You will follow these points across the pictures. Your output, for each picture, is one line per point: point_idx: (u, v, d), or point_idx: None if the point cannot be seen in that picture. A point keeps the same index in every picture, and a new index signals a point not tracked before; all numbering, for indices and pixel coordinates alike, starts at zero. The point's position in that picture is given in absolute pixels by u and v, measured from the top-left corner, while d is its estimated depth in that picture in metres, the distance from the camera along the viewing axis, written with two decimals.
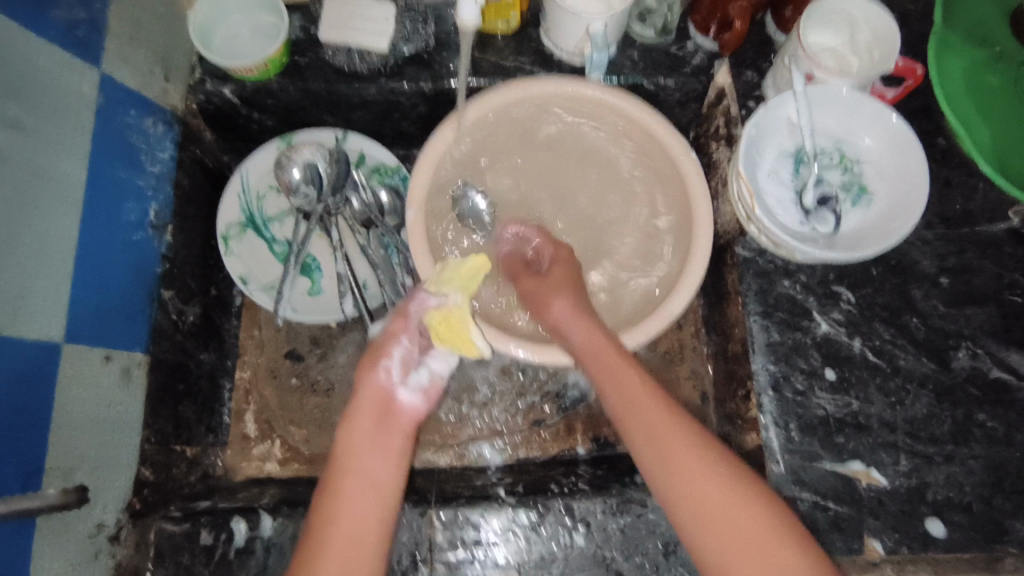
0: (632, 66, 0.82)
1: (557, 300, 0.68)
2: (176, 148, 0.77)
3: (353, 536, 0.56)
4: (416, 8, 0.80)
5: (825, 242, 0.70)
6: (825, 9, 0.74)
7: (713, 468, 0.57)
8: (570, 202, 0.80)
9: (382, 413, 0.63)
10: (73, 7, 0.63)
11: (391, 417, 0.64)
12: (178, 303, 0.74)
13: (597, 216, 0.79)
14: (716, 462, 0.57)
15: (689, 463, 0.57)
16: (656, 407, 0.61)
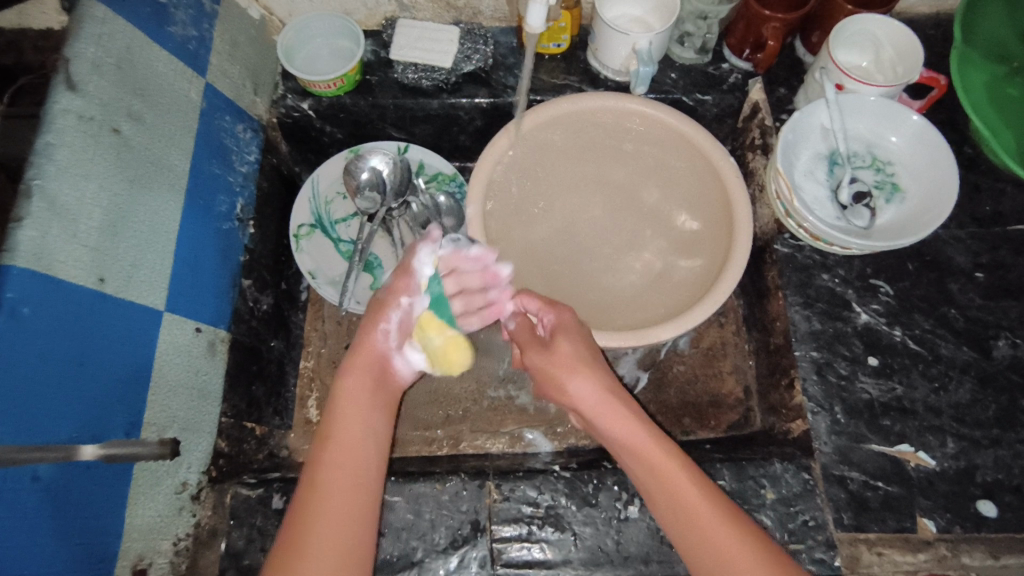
0: (673, 83, 0.90)
1: (572, 383, 0.65)
2: (260, 153, 0.85)
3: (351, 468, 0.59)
4: (477, 32, 0.89)
5: (861, 234, 0.74)
6: (851, 30, 0.79)
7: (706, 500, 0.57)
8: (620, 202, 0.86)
9: (381, 370, 0.69)
10: (187, 25, 0.73)
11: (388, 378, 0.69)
12: (254, 291, 0.81)
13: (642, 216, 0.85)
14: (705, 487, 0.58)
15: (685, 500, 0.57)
16: (670, 464, 0.59)
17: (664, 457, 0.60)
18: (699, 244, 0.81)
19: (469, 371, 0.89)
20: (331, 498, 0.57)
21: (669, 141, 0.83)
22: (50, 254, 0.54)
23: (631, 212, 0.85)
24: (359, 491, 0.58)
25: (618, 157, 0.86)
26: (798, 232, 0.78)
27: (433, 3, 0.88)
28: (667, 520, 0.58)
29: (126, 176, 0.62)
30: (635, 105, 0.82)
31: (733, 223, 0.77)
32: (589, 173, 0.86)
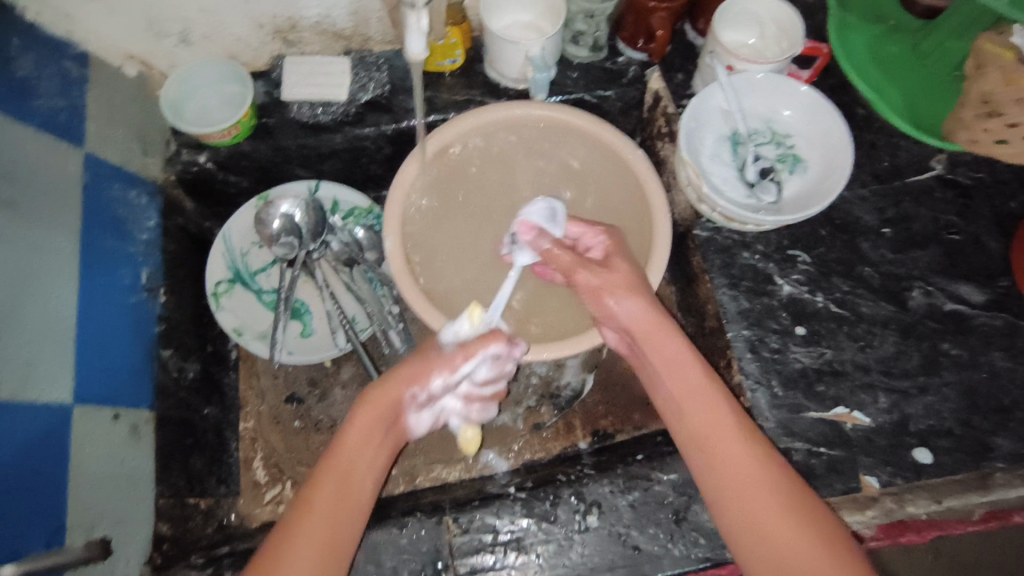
0: (574, 84, 0.90)
1: (610, 298, 0.65)
2: (160, 216, 0.81)
3: (351, 481, 0.62)
4: (369, 59, 0.88)
5: (771, 209, 0.76)
6: (733, 12, 0.81)
7: (747, 438, 0.61)
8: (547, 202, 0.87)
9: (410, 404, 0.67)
10: (54, 97, 0.69)
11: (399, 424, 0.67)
12: (177, 360, 0.77)
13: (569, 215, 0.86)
14: (752, 439, 0.61)
15: (706, 406, 0.63)
16: (758, 483, 0.59)
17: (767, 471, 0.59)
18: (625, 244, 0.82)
19: None
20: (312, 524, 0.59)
21: (584, 147, 0.83)
22: None
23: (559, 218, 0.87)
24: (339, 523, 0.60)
25: (535, 168, 0.86)
26: (713, 215, 0.79)
27: (320, 36, 0.85)
28: (728, 514, 0.60)
29: (6, 269, 0.59)
30: (542, 112, 0.82)
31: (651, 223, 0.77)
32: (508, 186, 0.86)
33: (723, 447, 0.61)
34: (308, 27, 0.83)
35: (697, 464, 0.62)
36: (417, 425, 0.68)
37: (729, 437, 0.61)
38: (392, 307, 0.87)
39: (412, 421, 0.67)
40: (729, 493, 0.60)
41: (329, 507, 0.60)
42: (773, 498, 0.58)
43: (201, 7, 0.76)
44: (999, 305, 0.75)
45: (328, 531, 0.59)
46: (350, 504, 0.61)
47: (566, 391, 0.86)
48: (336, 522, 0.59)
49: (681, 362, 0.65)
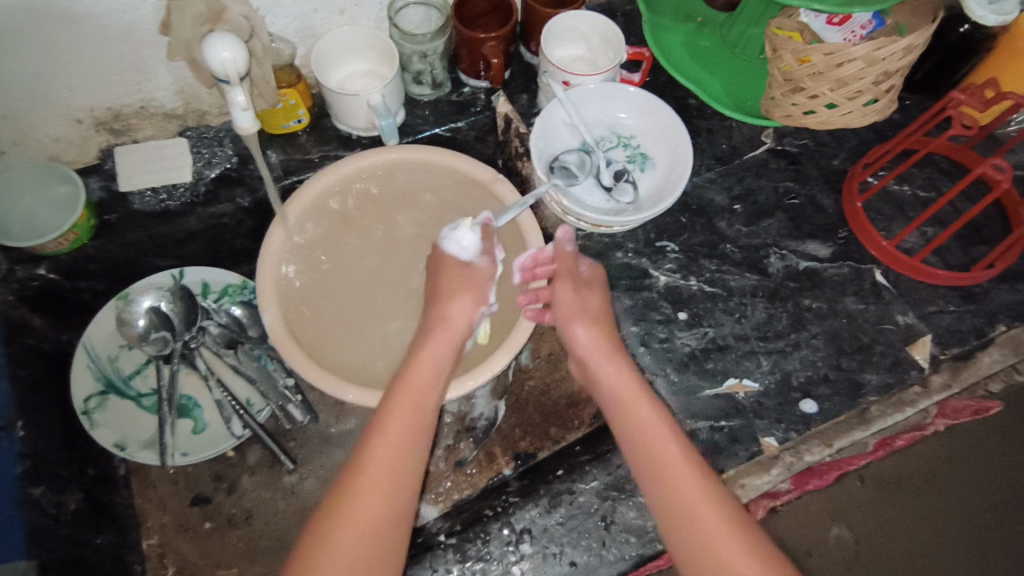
0: (426, 121, 0.91)
1: (577, 325, 0.73)
2: (2, 342, 0.74)
3: (398, 468, 0.61)
4: (208, 134, 0.84)
5: (632, 209, 0.80)
6: (559, 27, 0.85)
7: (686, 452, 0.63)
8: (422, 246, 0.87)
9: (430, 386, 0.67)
10: None
11: (456, 336, 0.72)
12: (53, 495, 0.71)
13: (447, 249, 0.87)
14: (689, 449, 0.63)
15: (647, 429, 0.64)
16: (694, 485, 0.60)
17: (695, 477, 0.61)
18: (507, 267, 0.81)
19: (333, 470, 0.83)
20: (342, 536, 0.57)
21: (448, 181, 0.84)
22: None
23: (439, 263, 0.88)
24: (391, 514, 0.59)
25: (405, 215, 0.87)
26: (581, 225, 0.82)
27: (149, 119, 0.81)
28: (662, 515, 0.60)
29: None
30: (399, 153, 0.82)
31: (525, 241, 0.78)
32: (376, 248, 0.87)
33: (669, 460, 0.62)
34: (133, 112, 0.79)
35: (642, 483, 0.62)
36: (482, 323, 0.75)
37: (673, 449, 0.63)
38: (286, 380, 0.83)
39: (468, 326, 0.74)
40: (672, 498, 0.60)
41: (383, 478, 0.60)
42: (710, 505, 0.59)
43: (4, 114, 0.72)
44: (844, 254, 0.83)
45: (365, 544, 0.57)
46: (394, 485, 0.60)
47: (481, 422, 0.85)
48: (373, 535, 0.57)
49: (629, 387, 0.68)
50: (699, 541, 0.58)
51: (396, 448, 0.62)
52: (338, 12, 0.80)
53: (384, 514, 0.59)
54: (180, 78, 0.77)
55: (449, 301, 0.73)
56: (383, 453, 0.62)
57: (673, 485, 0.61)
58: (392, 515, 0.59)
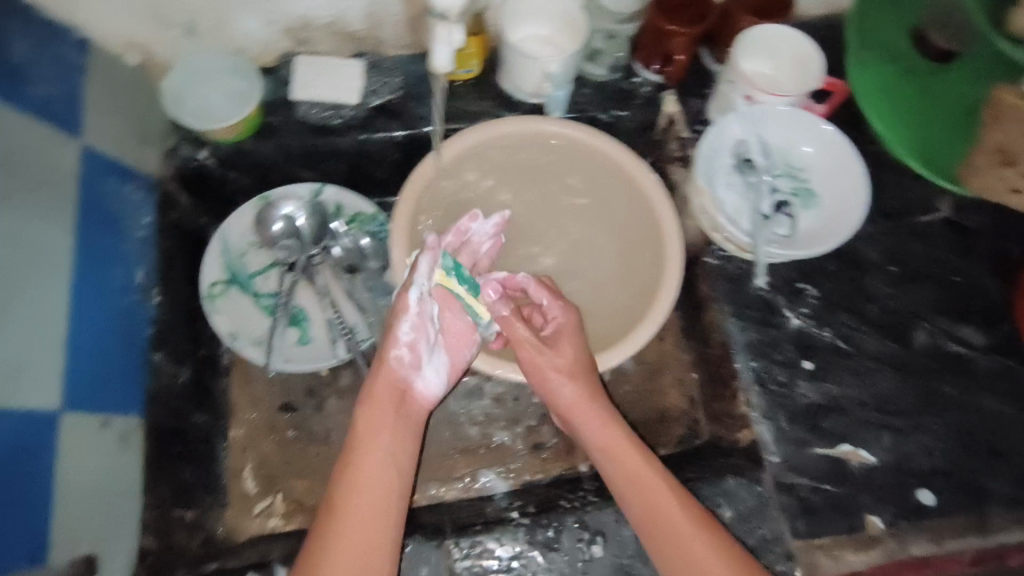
0: (587, 102, 0.88)
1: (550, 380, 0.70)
2: (155, 213, 0.78)
3: (385, 478, 0.64)
4: (383, 63, 0.86)
5: (785, 243, 0.75)
6: (754, 38, 0.81)
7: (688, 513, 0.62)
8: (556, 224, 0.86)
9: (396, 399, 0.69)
10: (52, 86, 0.65)
11: (407, 406, 0.70)
12: (170, 364, 0.75)
13: (580, 235, 0.85)
14: (690, 508, 0.63)
15: (644, 493, 0.64)
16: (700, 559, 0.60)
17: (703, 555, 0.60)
18: (636, 267, 0.81)
19: None
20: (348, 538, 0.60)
21: (603, 166, 0.82)
22: None
23: (569, 240, 0.86)
24: (382, 512, 0.62)
25: (552, 188, 0.85)
26: (726, 245, 0.79)
27: (331, 36, 0.82)
28: None
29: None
30: (560, 128, 0.80)
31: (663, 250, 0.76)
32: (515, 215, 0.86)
33: (676, 532, 0.61)
34: (320, 26, 0.80)
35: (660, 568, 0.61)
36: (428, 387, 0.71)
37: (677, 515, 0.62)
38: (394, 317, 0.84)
39: (419, 383, 0.71)
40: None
41: (361, 533, 0.60)
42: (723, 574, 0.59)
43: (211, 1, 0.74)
44: (999, 349, 0.76)
45: (373, 523, 0.61)
46: (381, 515, 0.62)
47: None
48: (371, 533, 0.60)
49: (629, 457, 0.67)
50: None
51: (379, 462, 0.65)
52: None
53: (378, 512, 0.62)
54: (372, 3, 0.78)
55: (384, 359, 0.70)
56: (373, 492, 0.63)
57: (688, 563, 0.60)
58: (385, 502, 0.63)
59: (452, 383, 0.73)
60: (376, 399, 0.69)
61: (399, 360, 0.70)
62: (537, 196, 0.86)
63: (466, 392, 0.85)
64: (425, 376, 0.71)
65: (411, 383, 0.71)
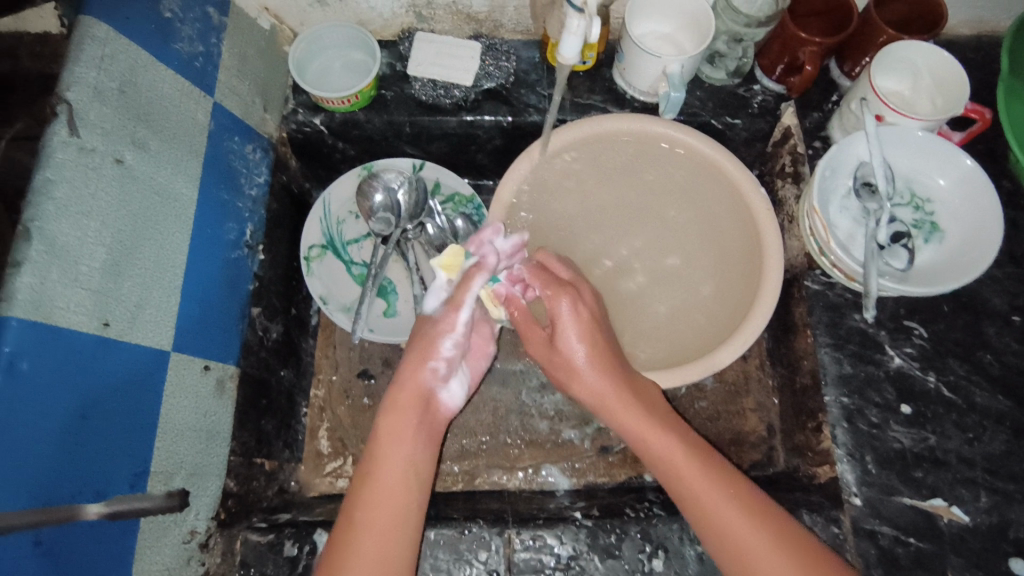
0: (700, 105, 0.86)
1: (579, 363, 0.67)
2: (269, 173, 0.81)
3: (405, 479, 0.63)
4: (499, 46, 0.86)
5: (898, 277, 0.70)
6: (893, 56, 0.76)
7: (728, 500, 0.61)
8: (646, 227, 0.83)
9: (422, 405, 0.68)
10: (194, 42, 0.69)
11: (431, 414, 0.68)
12: (263, 320, 0.78)
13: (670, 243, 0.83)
14: (733, 493, 0.61)
15: (684, 483, 0.62)
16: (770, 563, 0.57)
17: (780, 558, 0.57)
18: (728, 286, 0.78)
19: (486, 401, 0.86)
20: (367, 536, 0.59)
21: (715, 180, 0.80)
22: (49, 299, 0.52)
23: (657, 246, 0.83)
24: (401, 511, 0.61)
25: (654, 196, 0.83)
26: (832, 271, 0.74)
27: (452, 15, 0.84)
28: None
29: (129, 210, 0.59)
30: (673, 134, 0.79)
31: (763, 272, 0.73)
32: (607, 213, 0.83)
33: (722, 524, 0.60)
34: (444, 5, 0.82)
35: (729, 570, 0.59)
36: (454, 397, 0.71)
37: (722, 503, 0.60)
38: None
39: (444, 395, 0.70)
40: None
41: (385, 528, 0.59)
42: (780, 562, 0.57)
43: None
44: None
45: (396, 516, 0.60)
46: (400, 503, 0.61)
47: None
48: (395, 527, 0.60)
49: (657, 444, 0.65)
50: None
51: (403, 460, 0.64)
52: None
53: (398, 510, 0.61)
54: None
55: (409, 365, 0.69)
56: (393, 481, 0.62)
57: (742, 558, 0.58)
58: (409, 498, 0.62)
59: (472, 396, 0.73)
60: (398, 400, 0.67)
61: (434, 371, 0.69)
62: (635, 201, 0.83)
63: (539, 385, 0.86)
64: (451, 388, 0.70)
65: (437, 395, 0.69)
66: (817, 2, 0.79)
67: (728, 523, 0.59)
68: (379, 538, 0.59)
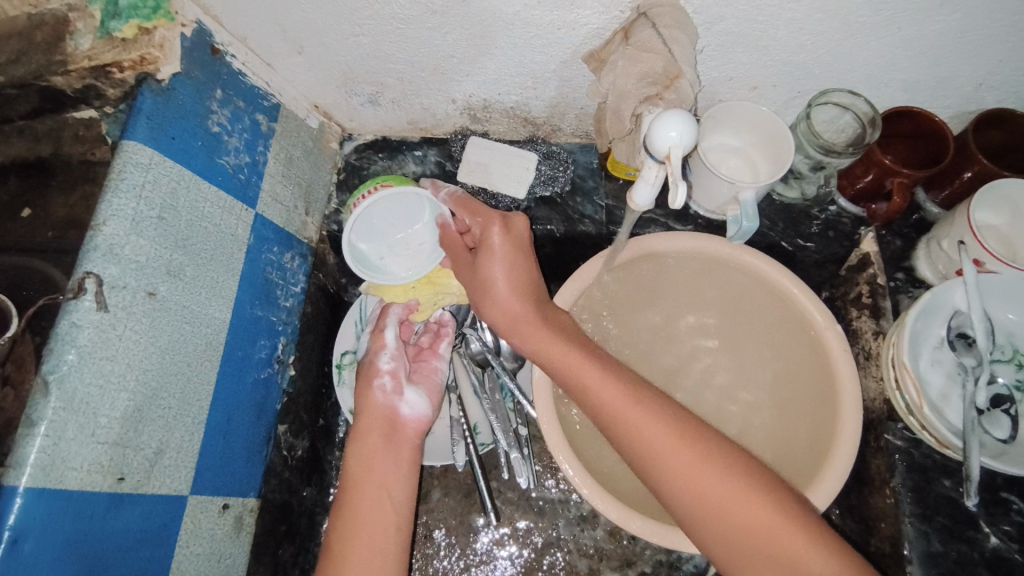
0: (770, 226, 0.82)
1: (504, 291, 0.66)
2: (307, 280, 0.78)
3: (390, 481, 0.62)
4: (557, 155, 0.82)
5: (994, 451, 0.62)
6: (992, 193, 0.67)
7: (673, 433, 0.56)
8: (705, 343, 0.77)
9: (388, 428, 0.66)
10: (240, 153, 0.66)
11: (397, 433, 0.66)
12: (289, 436, 0.73)
13: (726, 367, 0.77)
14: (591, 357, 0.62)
15: (623, 419, 0.57)
16: (739, 503, 0.52)
17: (750, 501, 0.52)
18: (796, 450, 0.68)
19: (520, 531, 0.79)
20: (357, 539, 0.58)
21: (788, 315, 0.71)
22: (62, 462, 0.47)
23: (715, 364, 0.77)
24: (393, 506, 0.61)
25: (740, 323, 0.76)
26: (919, 433, 0.66)
27: (510, 119, 0.78)
28: (700, 521, 0.53)
29: (159, 345, 0.55)
30: (753, 262, 0.70)
31: (829, 445, 0.64)
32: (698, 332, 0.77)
33: (659, 453, 0.55)
34: (501, 109, 0.77)
35: (676, 500, 0.54)
36: (415, 413, 0.69)
37: (654, 432, 0.56)
38: (519, 425, 0.79)
39: (404, 408, 0.68)
40: (598, 416, 0.59)
41: (367, 546, 0.57)
42: (706, 469, 0.53)
43: (401, 76, 0.72)
44: None
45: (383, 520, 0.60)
46: (383, 521, 0.60)
47: (689, 565, 0.77)
48: (383, 524, 0.59)
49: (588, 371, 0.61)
50: (740, 539, 0.51)
51: (378, 474, 0.62)
52: (749, 87, 0.71)
53: (384, 512, 0.60)
54: (561, 95, 0.73)
55: (360, 393, 0.69)
56: (371, 485, 0.62)
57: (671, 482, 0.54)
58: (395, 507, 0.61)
59: (437, 404, 0.70)
60: (365, 428, 0.66)
61: (382, 390, 0.68)
62: (721, 325, 0.77)
63: (579, 517, 0.79)
64: (409, 400, 0.68)
65: (397, 409, 0.68)
66: (903, 127, 0.72)
67: (677, 457, 0.54)
68: (362, 548, 0.57)
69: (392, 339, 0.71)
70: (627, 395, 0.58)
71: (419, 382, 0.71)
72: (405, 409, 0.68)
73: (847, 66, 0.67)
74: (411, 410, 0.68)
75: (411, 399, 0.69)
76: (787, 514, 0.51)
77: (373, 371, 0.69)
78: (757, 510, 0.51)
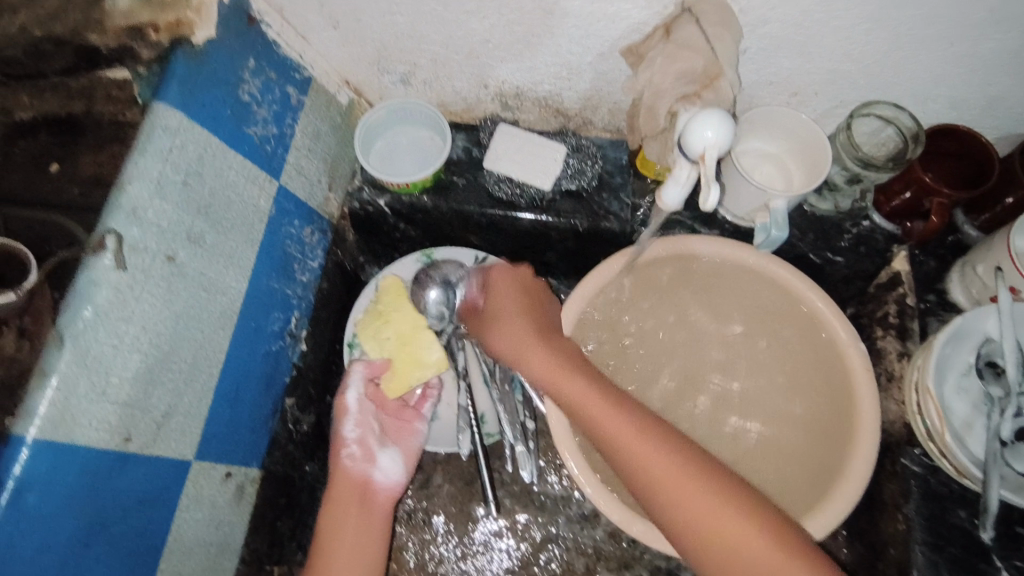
0: (800, 238, 0.79)
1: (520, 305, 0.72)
2: (324, 256, 0.78)
3: (366, 546, 0.63)
4: (586, 148, 0.79)
5: (1016, 485, 0.60)
6: None
7: (641, 435, 0.57)
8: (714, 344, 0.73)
9: (360, 495, 0.66)
10: (268, 123, 0.65)
11: (370, 499, 0.67)
12: (296, 411, 0.73)
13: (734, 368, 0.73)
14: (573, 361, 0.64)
15: (596, 422, 0.59)
16: (702, 502, 0.53)
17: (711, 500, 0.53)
18: (805, 469, 0.66)
19: (518, 524, 0.79)
20: None
21: (806, 327, 0.70)
22: (72, 418, 0.47)
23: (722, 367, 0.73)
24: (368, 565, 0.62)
25: (751, 328, 0.72)
26: (940, 461, 0.64)
27: (541, 108, 0.77)
28: (666, 518, 0.54)
29: (174, 311, 0.55)
30: (778, 272, 0.70)
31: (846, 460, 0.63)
32: (738, 347, 0.73)
33: (628, 454, 0.57)
34: (533, 98, 0.75)
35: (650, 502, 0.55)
36: (389, 479, 0.69)
37: (625, 431, 0.58)
38: (526, 418, 0.79)
39: (378, 475, 0.68)
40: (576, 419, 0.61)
41: None
42: (670, 465, 0.55)
43: (434, 57, 0.71)
44: None
45: None
46: None
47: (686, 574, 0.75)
48: None
49: (609, 418, 0.59)
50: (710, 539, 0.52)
51: (351, 540, 0.63)
52: (789, 92, 0.69)
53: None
54: (595, 88, 0.71)
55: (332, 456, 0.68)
56: (342, 551, 0.62)
57: (650, 492, 0.55)
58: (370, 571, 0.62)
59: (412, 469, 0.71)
60: (337, 498, 0.65)
61: (352, 459, 0.68)
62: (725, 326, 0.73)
63: (580, 515, 0.78)
64: (383, 466, 0.69)
65: (370, 478, 0.68)
66: (946, 145, 0.70)
67: (643, 461, 0.56)
68: None
69: (357, 407, 0.70)
70: (597, 396, 0.61)
71: (390, 447, 0.71)
72: (377, 477, 0.68)
73: (893, 76, 0.64)
74: (384, 476, 0.69)
75: (384, 466, 0.69)
76: (750, 515, 0.52)
77: (340, 437, 0.69)
78: (720, 512, 0.52)
